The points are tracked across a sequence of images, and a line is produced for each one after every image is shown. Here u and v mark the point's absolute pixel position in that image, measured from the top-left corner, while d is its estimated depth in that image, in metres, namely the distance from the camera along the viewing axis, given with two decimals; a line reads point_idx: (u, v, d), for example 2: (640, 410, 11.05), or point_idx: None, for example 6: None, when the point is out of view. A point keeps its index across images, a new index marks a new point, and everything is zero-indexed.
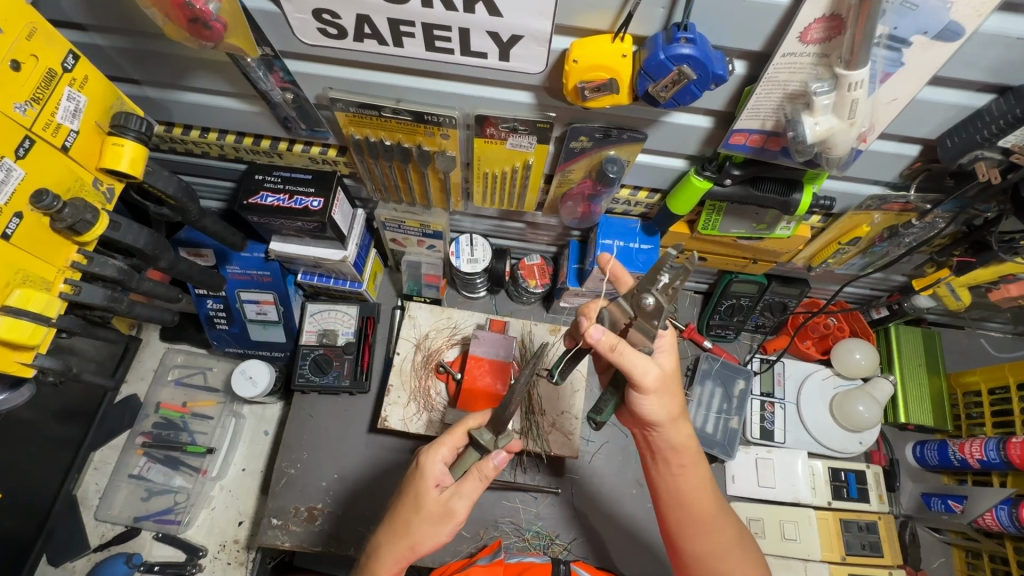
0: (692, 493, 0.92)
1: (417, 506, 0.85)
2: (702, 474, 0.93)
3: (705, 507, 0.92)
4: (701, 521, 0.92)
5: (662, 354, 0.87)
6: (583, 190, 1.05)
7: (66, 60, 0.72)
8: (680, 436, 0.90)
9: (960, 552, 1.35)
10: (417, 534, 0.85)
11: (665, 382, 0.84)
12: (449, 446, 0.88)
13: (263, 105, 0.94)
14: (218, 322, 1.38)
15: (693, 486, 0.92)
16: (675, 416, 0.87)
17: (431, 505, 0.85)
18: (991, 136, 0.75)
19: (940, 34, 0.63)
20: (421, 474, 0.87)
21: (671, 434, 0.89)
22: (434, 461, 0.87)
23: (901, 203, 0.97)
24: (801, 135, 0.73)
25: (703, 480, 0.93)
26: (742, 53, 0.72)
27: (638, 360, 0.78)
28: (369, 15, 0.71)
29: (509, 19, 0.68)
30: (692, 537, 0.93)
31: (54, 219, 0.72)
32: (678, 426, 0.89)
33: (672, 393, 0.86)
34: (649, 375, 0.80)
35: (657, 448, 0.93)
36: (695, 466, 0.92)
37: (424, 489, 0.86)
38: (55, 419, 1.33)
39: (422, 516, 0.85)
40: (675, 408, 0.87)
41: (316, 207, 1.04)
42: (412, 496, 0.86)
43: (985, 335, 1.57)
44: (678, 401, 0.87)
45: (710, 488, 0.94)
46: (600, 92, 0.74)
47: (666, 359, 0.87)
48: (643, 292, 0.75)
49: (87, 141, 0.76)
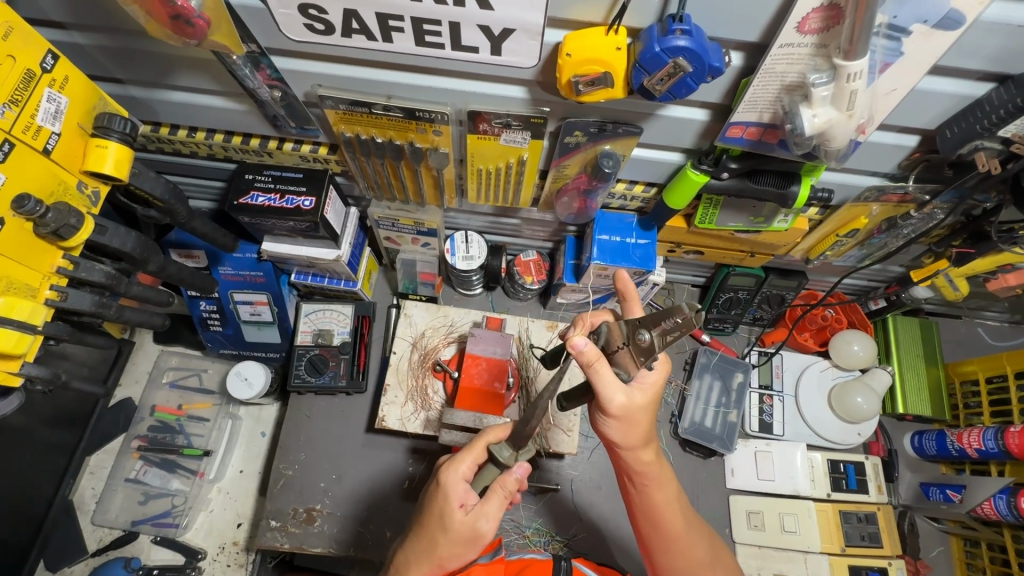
0: (660, 512, 0.91)
1: (443, 527, 0.84)
2: (670, 490, 0.92)
3: (672, 525, 0.91)
4: (672, 537, 0.91)
5: (639, 389, 0.83)
6: (578, 185, 1.03)
7: (45, 60, 0.69)
8: (643, 457, 0.89)
9: (959, 540, 1.36)
10: (445, 553, 0.84)
11: (631, 413, 0.83)
12: (469, 463, 0.87)
13: (251, 103, 0.92)
14: (212, 324, 1.37)
15: (661, 504, 0.91)
16: (638, 438, 0.87)
17: (458, 527, 0.83)
18: (991, 126, 0.74)
19: (940, 22, 0.62)
20: (445, 493, 0.84)
21: (634, 454, 0.89)
22: (456, 479, 0.85)
23: (899, 194, 0.96)
24: (799, 127, 0.72)
25: (670, 497, 0.92)
26: (737, 44, 0.71)
27: (610, 382, 0.80)
28: (357, 10, 0.69)
29: (500, 12, 0.67)
30: (663, 552, 0.93)
31: (37, 224, 0.70)
32: (641, 447, 0.88)
33: (643, 419, 0.85)
34: (615, 399, 0.81)
35: (622, 467, 0.92)
36: (660, 484, 0.91)
37: (449, 510, 0.83)
38: (49, 424, 1.31)
39: (450, 537, 0.83)
40: (642, 429, 0.86)
41: (308, 206, 1.03)
42: (436, 516, 0.85)
43: (982, 324, 1.57)
44: (646, 424, 0.86)
45: (679, 503, 0.92)
46: (594, 86, 0.72)
47: (642, 398, 0.83)
48: (643, 328, 0.77)
49: (70, 143, 0.74)
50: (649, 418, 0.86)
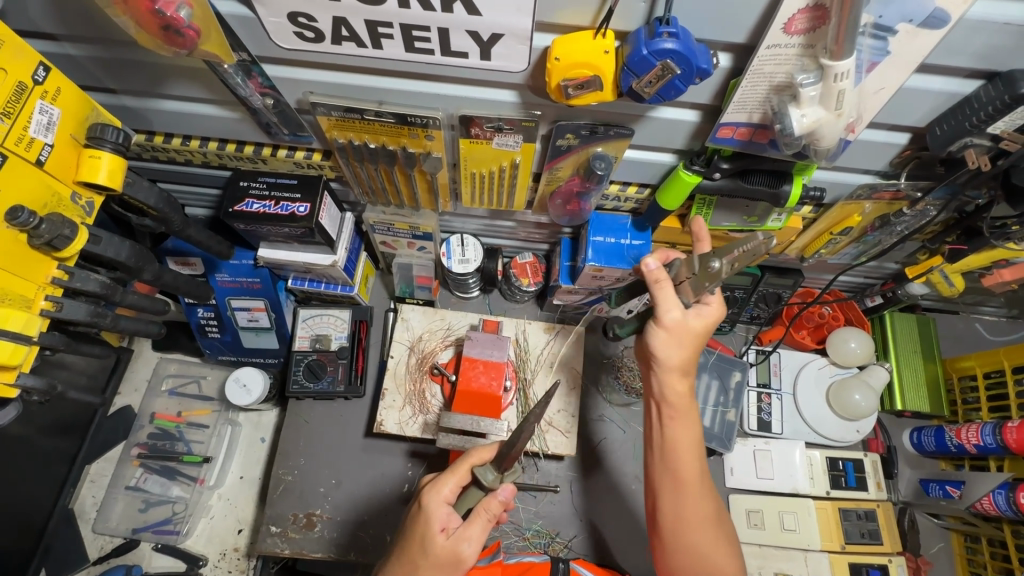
0: (677, 450, 0.91)
1: (423, 551, 0.83)
2: (694, 434, 0.91)
3: (685, 467, 0.90)
4: (681, 479, 0.90)
5: (697, 314, 0.89)
6: (572, 187, 1.03)
7: (37, 73, 0.70)
8: (675, 384, 0.91)
9: (959, 536, 1.36)
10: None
11: (683, 331, 0.88)
12: (451, 485, 0.88)
13: (244, 111, 0.93)
14: (210, 330, 1.38)
15: (681, 441, 0.91)
16: (680, 360, 0.89)
17: (439, 551, 0.82)
18: (980, 123, 0.74)
19: (925, 21, 0.62)
20: (426, 516, 0.85)
21: (667, 377, 0.91)
22: (438, 502, 0.86)
23: (892, 191, 0.96)
24: (788, 127, 0.72)
25: (691, 440, 0.91)
26: (725, 45, 0.71)
27: (671, 297, 0.87)
28: (346, 17, 0.69)
29: (488, 17, 0.67)
30: (666, 492, 0.92)
31: (31, 235, 0.71)
32: (678, 374, 0.90)
33: (691, 341, 0.89)
34: (668, 313, 0.87)
35: (654, 393, 0.94)
36: (686, 421, 0.91)
37: (429, 533, 0.83)
38: (49, 434, 1.31)
39: (431, 560, 0.82)
40: (679, 352, 0.89)
41: (303, 212, 1.03)
42: (418, 538, 0.84)
43: (979, 320, 1.57)
44: (687, 350, 0.89)
45: (697, 450, 0.92)
46: (584, 89, 0.73)
47: (698, 321, 0.88)
48: (713, 258, 0.81)
49: (63, 154, 0.75)
50: (695, 346, 0.90)
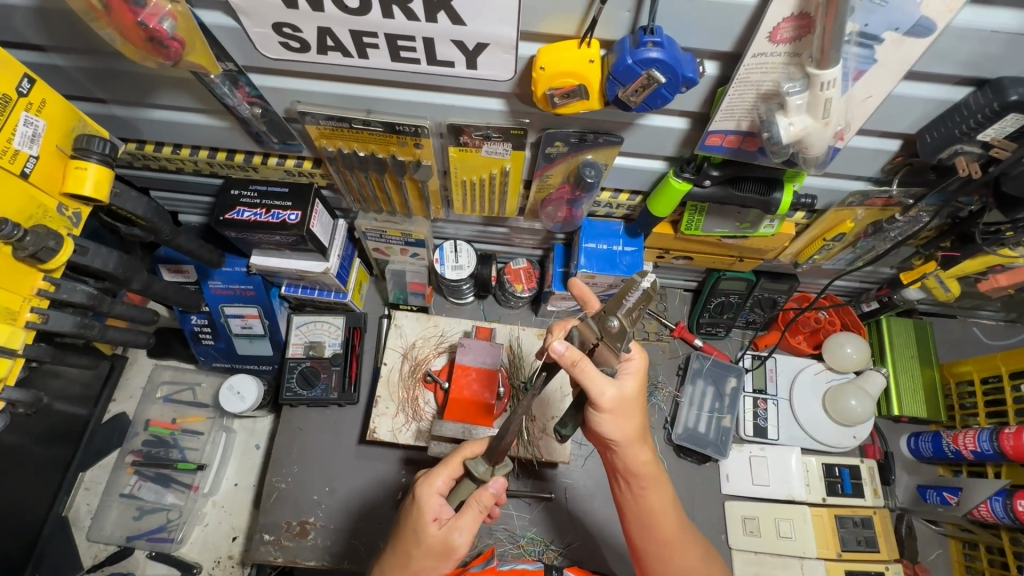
0: (656, 514, 0.90)
1: (416, 540, 0.84)
2: (665, 495, 0.91)
3: (668, 528, 0.90)
4: (665, 542, 0.90)
5: (625, 377, 0.85)
6: (563, 194, 1.03)
7: (22, 85, 0.70)
8: (637, 457, 0.88)
9: (957, 543, 1.35)
10: (418, 566, 0.84)
11: (624, 404, 0.84)
12: (444, 477, 0.88)
13: (232, 120, 0.92)
14: (204, 337, 1.38)
15: (654, 505, 0.90)
16: (633, 435, 0.86)
17: (431, 541, 0.83)
18: (970, 130, 0.73)
19: (912, 29, 0.61)
20: (418, 507, 0.85)
21: (631, 454, 0.88)
22: (430, 493, 0.86)
23: (884, 197, 0.96)
24: (776, 135, 0.72)
25: (665, 502, 0.91)
26: (712, 53, 0.71)
27: (599, 376, 0.80)
28: (330, 28, 0.69)
29: (472, 27, 0.67)
30: (653, 556, 0.91)
31: (16, 248, 0.70)
32: (636, 447, 0.88)
33: (632, 412, 0.85)
34: (606, 393, 0.80)
35: (618, 469, 0.91)
36: (656, 486, 0.90)
37: (422, 523, 0.84)
38: (42, 442, 1.31)
39: (423, 549, 0.83)
40: (632, 427, 0.86)
41: (293, 220, 1.03)
42: (411, 530, 0.85)
43: (977, 324, 1.56)
44: (636, 422, 0.86)
45: (673, 507, 0.92)
46: (570, 98, 0.72)
47: (631, 386, 0.85)
48: (609, 316, 0.77)
49: (49, 165, 0.75)
50: (642, 411, 0.87)
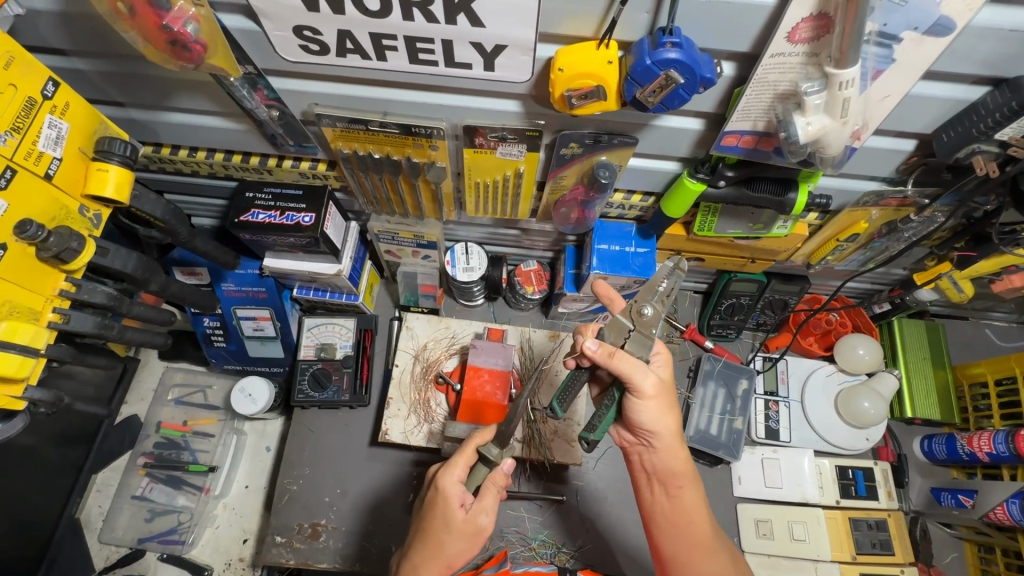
0: (689, 512, 0.91)
1: (446, 528, 0.85)
2: (697, 497, 0.93)
3: (700, 529, 0.90)
4: (696, 544, 0.90)
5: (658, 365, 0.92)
6: (576, 196, 1.03)
7: (46, 88, 0.71)
8: (673, 454, 0.92)
9: (972, 546, 1.35)
10: (452, 552, 0.84)
11: (663, 390, 0.88)
12: (463, 465, 0.88)
13: (250, 123, 0.93)
14: (216, 340, 1.38)
15: (689, 505, 0.92)
16: (671, 430, 0.91)
17: (461, 525, 0.84)
18: (987, 129, 0.73)
19: (931, 29, 0.62)
20: (444, 497, 0.85)
21: (668, 449, 0.91)
22: (453, 482, 0.86)
23: (898, 198, 0.96)
24: (793, 135, 0.72)
25: (698, 503, 0.92)
26: (729, 54, 0.71)
27: (636, 363, 0.84)
28: (350, 30, 0.70)
29: (491, 29, 0.67)
30: (682, 558, 0.90)
31: (39, 248, 0.71)
32: (670, 446, 0.92)
33: (667, 404, 0.90)
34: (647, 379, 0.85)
35: (653, 468, 0.94)
36: (690, 487, 0.92)
37: (450, 510, 0.84)
38: (56, 443, 1.32)
39: (454, 535, 0.84)
40: (669, 425, 0.90)
41: (307, 222, 1.03)
42: (439, 518, 0.85)
43: (989, 325, 1.55)
44: (672, 420, 0.90)
45: (704, 512, 0.93)
46: (587, 99, 0.73)
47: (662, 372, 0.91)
48: (643, 305, 0.85)
49: (72, 167, 0.75)
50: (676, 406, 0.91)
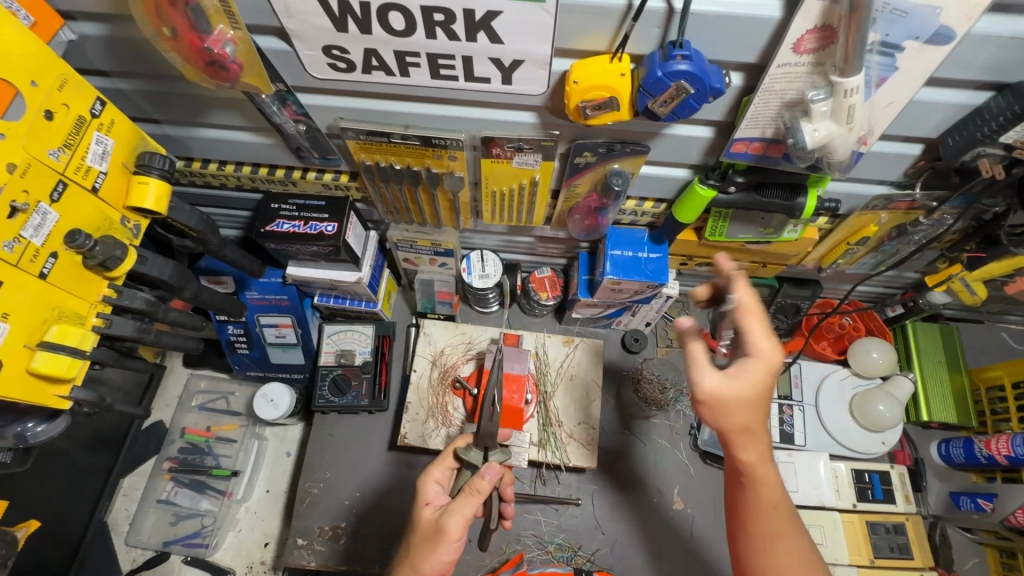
0: (763, 505, 0.81)
1: (415, 526, 0.94)
2: (775, 494, 0.82)
3: (776, 524, 0.81)
4: (770, 545, 0.80)
5: (742, 368, 0.78)
6: (589, 204, 1.07)
7: (94, 106, 0.75)
8: (754, 444, 0.81)
9: (994, 552, 1.34)
10: (416, 555, 0.89)
11: (756, 387, 0.78)
12: (440, 468, 0.99)
13: (277, 137, 0.98)
14: (240, 346, 1.43)
15: (767, 496, 0.81)
16: (754, 420, 0.79)
17: (424, 523, 0.91)
18: (991, 133, 0.75)
19: (932, 38, 0.64)
20: (417, 494, 0.97)
21: (748, 440, 0.80)
22: (427, 482, 0.98)
23: (907, 201, 0.98)
24: (801, 142, 0.74)
25: (774, 500, 0.81)
26: (737, 65, 0.74)
27: (700, 360, 0.80)
28: (376, 49, 0.74)
29: (510, 45, 0.71)
30: (758, 560, 0.81)
31: (87, 257, 0.76)
32: (747, 439, 0.81)
33: (755, 406, 0.79)
34: (705, 378, 0.79)
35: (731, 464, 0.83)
36: (771, 481, 0.81)
37: (418, 508, 0.95)
38: (87, 448, 1.36)
39: (420, 533, 0.91)
40: (751, 414, 0.79)
41: (330, 231, 1.08)
42: (412, 518, 0.95)
43: (1005, 328, 1.55)
44: (754, 412, 0.79)
45: (783, 510, 0.81)
46: (601, 110, 0.76)
47: (736, 381, 0.77)
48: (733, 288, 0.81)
49: (115, 181, 0.80)
50: (760, 411, 0.79)
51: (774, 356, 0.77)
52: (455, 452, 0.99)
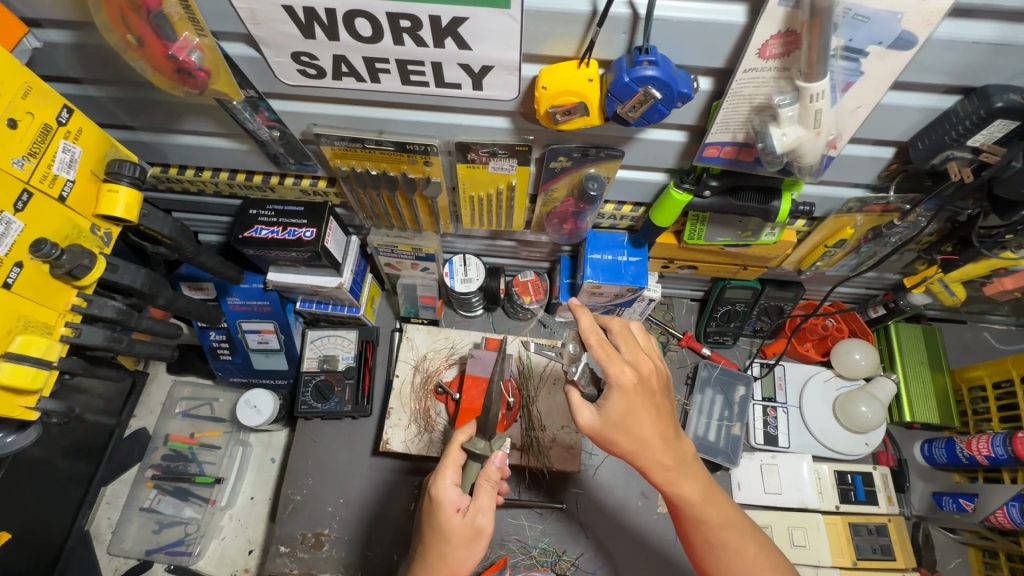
0: (691, 509, 0.88)
1: (443, 536, 0.84)
2: (696, 493, 0.88)
3: (707, 517, 0.88)
4: (710, 541, 0.89)
5: (607, 403, 0.83)
6: (567, 208, 1.07)
7: (61, 115, 0.75)
8: (663, 452, 0.86)
9: (977, 551, 1.34)
10: (454, 560, 0.84)
11: (614, 423, 0.83)
12: (452, 467, 0.88)
13: (252, 143, 0.97)
14: (222, 353, 1.42)
15: (693, 493, 0.88)
16: (645, 440, 0.84)
17: (459, 531, 0.84)
18: (959, 136, 0.76)
19: (894, 43, 0.65)
20: (438, 506, 0.84)
21: (650, 458, 0.85)
22: (447, 487, 0.85)
23: (882, 204, 0.98)
24: (769, 146, 0.75)
25: (698, 499, 0.88)
26: (705, 70, 0.74)
27: (577, 402, 0.86)
28: (345, 55, 0.74)
29: (478, 51, 0.71)
30: (708, 556, 0.90)
31: (53, 266, 0.75)
32: (654, 452, 0.85)
33: (641, 428, 0.84)
34: (585, 417, 0.86)
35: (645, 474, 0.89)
36: (687, 482, 0.87)
37: (446, 518, 0.83)
38: (68, 456, 1.35)
39: (453, 541, 0.84)
40: (644, 434, 0.84)
41: (308, 237, 1.07)
42: (436, 528, 0.85)
43: (987, 328, 1.56)
44: (646, 432, 0.84)
45: (710, 503, 0.89)
46: (571, 115, 0.76)
47: (609, 414, 0.83)
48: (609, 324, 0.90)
49: (84, 189, 0.80)
50: (648, 426, 0.84)
51: (624, 385, 0.81)
52: (463, 445, 0.89)
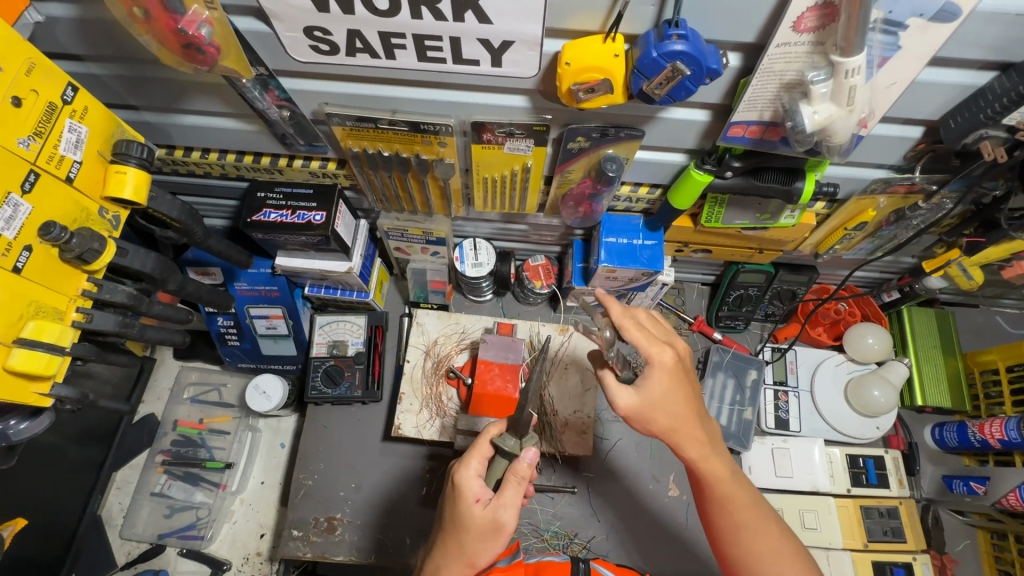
0: (719, 488, 0.85)
1: (464, 524, 0.83)
2: (726, 468, 0.86)
3: (736, 497, 0.86)
4: (735, 520, 0.85)
5: (649, 382, 0.81)
6: (583, 189, 1.04)
7: (65, 93, 0.72)
8: (695, 429, 0.84)
9: (986, 533, 1.35)
10: (473, 551, 0.83)
11: (652, 406, 0.82)
12: (479, 459, 0.87)
13: (261, 123, 0.95)
14: (230, 338, 1.40)
15: (724, 473, 0.86)
16: (681, 418, 0.83)
17: (478, 522, 0.82)
18: (994, 116, 0.74)
19: (937, 15, 0.62)
20: (460, 492, 0.84)
21: (686, 434, 0.84)
22: (469, 477, 0.85)
23: (906, 185, 0.96)
24: (799, 124, 0.72)
25: (727, 476, 0.86)
26: (735, 45, 0.72)
27: (612, 383, 0.83)
28: (360, 30, 0.71)
29: (499, 25, 0.68)
30: (732, 539, 0.86)
31: (62, 250, 0.73)
32: (691, 425, 0.84)
33: (679, 395, 0.82)
34: (623, 398, 0.82)
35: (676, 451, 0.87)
36: (718, 458, 0.86)
37: (467, 507, 0.83)
38: (77, 443, 1.34)
39: (473, 533, 0.83)
40: (678, 406, 0.82)
41: (319, 221, 1.05)
42: (455, 516, 0.84)
43: (1000, 312, 1.55)
44: (683, 400, 0.83)
45: (738, 481, 0.87)
46: (594, 93, 0.74)
47: (654, 390, 0.81)
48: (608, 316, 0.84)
49: (91, 170, 0.77)
50: (683, 402, 0.83)
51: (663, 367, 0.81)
52: (491, 440, 0.88)
